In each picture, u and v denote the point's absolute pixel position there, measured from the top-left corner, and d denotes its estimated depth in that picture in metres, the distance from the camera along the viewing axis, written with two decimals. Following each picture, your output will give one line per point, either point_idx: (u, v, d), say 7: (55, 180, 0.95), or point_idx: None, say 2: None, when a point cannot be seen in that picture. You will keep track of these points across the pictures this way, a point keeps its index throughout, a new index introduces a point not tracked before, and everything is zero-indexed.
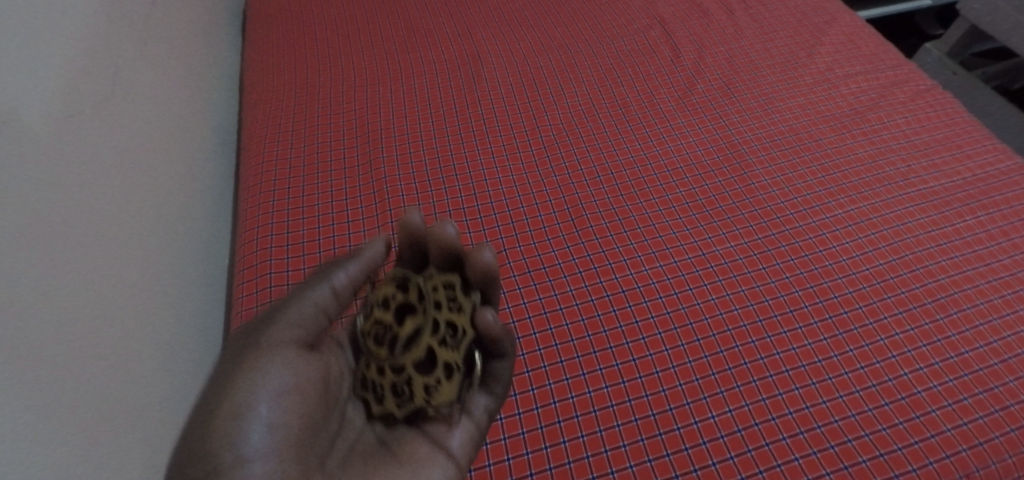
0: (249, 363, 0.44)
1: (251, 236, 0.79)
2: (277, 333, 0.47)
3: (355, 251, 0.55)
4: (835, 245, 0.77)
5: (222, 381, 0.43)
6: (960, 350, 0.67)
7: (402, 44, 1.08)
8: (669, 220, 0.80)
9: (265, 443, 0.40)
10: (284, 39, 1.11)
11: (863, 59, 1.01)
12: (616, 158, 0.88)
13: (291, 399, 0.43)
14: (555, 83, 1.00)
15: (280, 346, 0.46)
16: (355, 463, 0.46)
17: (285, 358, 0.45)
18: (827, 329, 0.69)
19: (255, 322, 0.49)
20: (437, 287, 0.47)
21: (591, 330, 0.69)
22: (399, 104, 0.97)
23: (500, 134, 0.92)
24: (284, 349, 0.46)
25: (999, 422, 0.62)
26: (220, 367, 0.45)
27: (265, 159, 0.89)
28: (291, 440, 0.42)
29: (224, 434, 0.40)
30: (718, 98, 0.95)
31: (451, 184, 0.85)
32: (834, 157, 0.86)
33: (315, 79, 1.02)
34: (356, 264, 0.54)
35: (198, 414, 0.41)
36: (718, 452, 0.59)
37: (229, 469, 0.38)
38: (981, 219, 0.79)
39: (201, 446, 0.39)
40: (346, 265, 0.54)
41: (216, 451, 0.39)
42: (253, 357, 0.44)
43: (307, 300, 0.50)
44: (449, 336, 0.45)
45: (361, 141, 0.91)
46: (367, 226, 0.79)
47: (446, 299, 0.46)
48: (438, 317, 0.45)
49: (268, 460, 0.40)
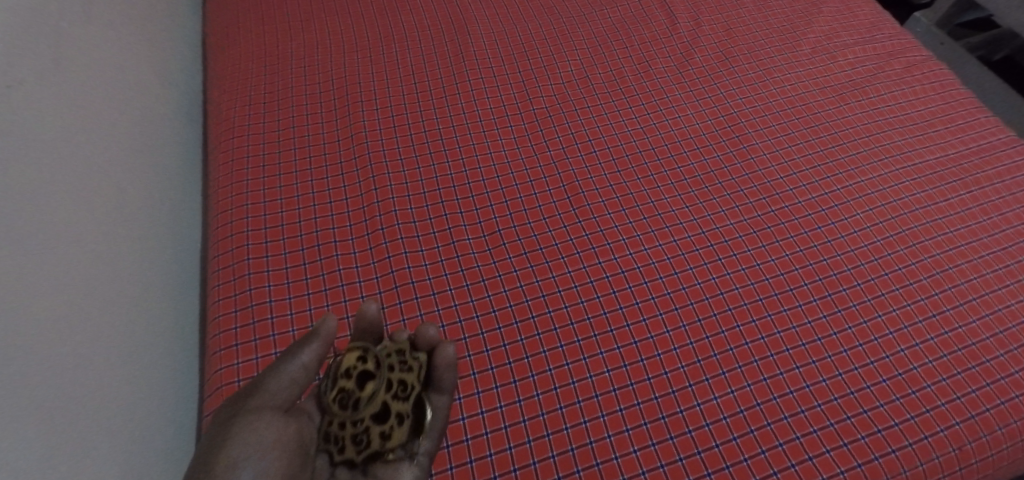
0: (231, 447, 0.35)
1: (224, 218, 0.73)
2: (253, 411, 0.38)
3: (316, 327, 0.43)
4: (834, 221, 0.76)
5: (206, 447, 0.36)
6: (954, 325, 0.67)
7: (381, 8, 1.01)
8: (669, 198, 0.78)
9: None
10: (251, 1, 1.02)
11: (861, 28, 0.99)
12: (613, 131, 0.85)
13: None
14: (546, 51, 0.95)
15: (259, 429, 0.37)
16: None
17: (264, 423, 0.38)
18: (826, 306, 0.68)
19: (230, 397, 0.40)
20: (391, 353, 0.48)
21: (591, 312, 0.67)
22: (380, 74, 0.90)
23: (490, 106, 0.87)
24: (263, 433, 0.37)
25: (990, 395, 0.62)
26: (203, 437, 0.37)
27: (236, 132, 0.82)
28: None
29: None
30: (715, 68, 0.92)
31: (440, 159, 0.80)
32: (832, 130, 0.85)
33: (287, 45, 0.94)
34: (320, 344, 0.43)
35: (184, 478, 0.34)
36: (721, 433, 0.59)
37: None
38: (974, 193, 0.79)
39: None
40: (312, 344, 0.42)
41: None
42: (237, 437, 0.36)
43: (280, 374, 0.41)
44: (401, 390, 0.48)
45: (341, 114, 0.85)
46: (352, 206, 0.75)
47: (401, 360, 0.48)
48: (394, 375, 0.47)
49: None
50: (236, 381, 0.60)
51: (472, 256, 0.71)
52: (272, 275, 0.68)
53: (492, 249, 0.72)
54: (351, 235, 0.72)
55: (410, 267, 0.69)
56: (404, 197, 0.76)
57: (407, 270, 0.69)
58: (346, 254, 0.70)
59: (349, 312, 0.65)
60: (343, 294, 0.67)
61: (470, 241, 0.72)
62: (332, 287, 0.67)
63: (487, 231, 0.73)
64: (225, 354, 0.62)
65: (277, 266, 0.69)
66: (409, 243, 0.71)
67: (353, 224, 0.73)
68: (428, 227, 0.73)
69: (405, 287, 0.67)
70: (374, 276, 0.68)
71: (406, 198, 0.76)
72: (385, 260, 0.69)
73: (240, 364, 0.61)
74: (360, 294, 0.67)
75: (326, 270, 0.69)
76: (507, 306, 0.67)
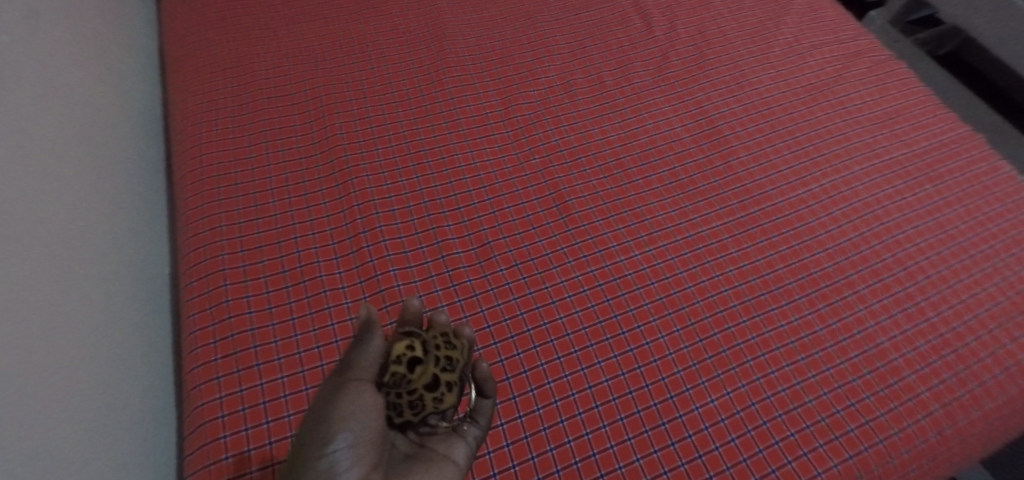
0: (334, 412, 0.37)
1: (197, 241, 0.69)
2: (350, 381, 0.39)
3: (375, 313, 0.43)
4: (813, 220, 0.77)
5: (315, 411, 0.37)
6: (928, 314, 0.70)
7: (352, 15, 0.98)
8: (655, 202, 0.78)
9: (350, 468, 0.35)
10: (210, 9, 0.97)
11: (827, 30, 1.02)
12: (596, 137, 0.84)
13: (372, 463, 0.37)
14: (525, 56, 0.94)
15: (359, 399, 0.38)
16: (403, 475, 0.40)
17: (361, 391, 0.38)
18: (811, 303, 0.70)
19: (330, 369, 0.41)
20: (435, 334, 0.47)
21: (585, 321, 0.66)
22: (355, 83, 0.88)
23: (472, 114, 0.85)
24: (360, 405, 0.37)
25: (964, 380, 0.65)
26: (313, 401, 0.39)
27: (203, 148, 0.78)
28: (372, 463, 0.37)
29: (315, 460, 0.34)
30: (692, 71, 0.93)
31: (423, 171, 0.78)
32: (806, 131, 0.87)
33: (254, 55, 0.90)
34: (380, 329, 0.42)
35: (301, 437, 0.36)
36: (720, 435, 0.59)
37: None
38: (939, 187, 0.82)
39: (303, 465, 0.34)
40: (379, 330, 0.42)
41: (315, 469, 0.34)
42: (340, 403, 0.37)
43: (366, 352, 0.41)
44: (449, 365, 0.46)
45: (316, 126, 0.82)
46: (333, 223, 0.72)
47: (445, 340, 0.47)
48: (441, 351, 0.46)
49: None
50: (219, 417, 0.56)
51: (462, 270, 0.69)
52: (253, 301, 0.64)
53: (483, 262, 0.70)
54: (335, 253, 0.69)
55: (399, 285, 0.67)
56: (389, 212, 0.73)
57: (396, 287, 0.66)
58: (330, 274, 0.67)
59: (337, 335, 0.62)
60: (329, 317, 0.64)
61: (460, 255, 0.70)
62: (317, 309, 0.64)
63: (476, 243, 0.72)
64: (205, 388, 0.58)
65: (257, 290, 0.65)
66: (397, 260, 0.69)
67: (336, 242, 0.70)
68: (415, 242, 0.71)
69: (395, 306, 0.65)
70: (361, 296, 0.66)
71: (390, 212, 0.73)
72: (372, 278, 0.67)
73: (223, 398, 0.57)
74: (348, 315, 0.64)
75: (310, 292, 0.65)
76: (501, 320, 0.65)
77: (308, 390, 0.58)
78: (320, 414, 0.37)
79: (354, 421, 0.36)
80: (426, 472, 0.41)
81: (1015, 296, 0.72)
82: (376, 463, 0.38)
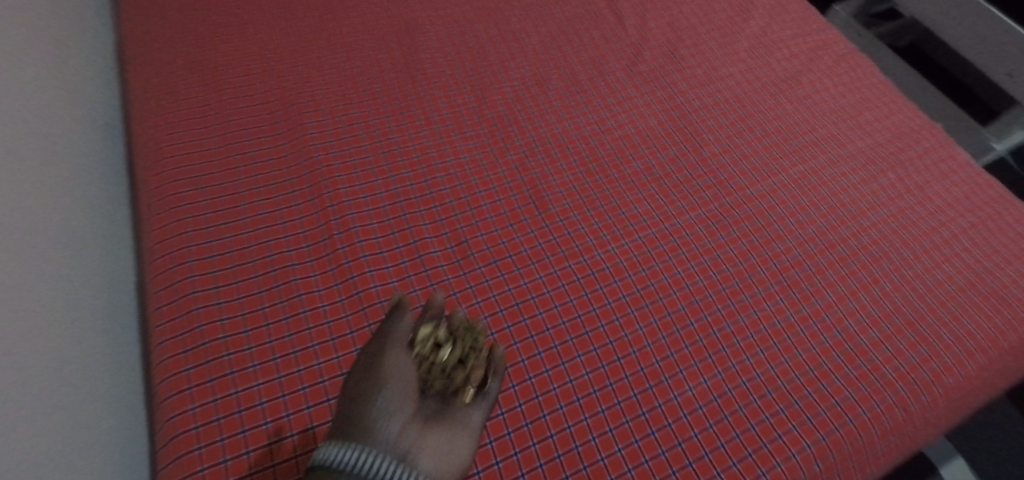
0: (373, 374, 0.46)
1: (163, 248, 0.67)
2: (385, 350, 0.48)
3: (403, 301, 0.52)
4: (783, 210, 0.79)
5: (360, 376, 0.47)
6: (892, 298, 0.72)
7: (320, 13, 0.96)
8: (630, 196, 0.78)
9: (387, 412, 0.43)
10: (170, 7, 0.94)
11: (792, 23, 1.04)
12: (571, 132, 0.84)
13: (410, 407, 0.45)
14: (499, 52, 0.93)
15: (392, 362, 0.47)
16: (440, 420, 0.45)
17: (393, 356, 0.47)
18: (783, 291, 0.72)
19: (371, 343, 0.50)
20: (459, 326, 0.52)
21: (565, 315, 0.67)
22: (326, 82, 0.86)
23: (446, 111, 0.84)
24: (394, 367, 0.47)
25: (927, 359, 0.67)
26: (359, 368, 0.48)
27: (168, 151, 0.76)
28: (408, 411, 0.44)
29: (359, 408, 0.44)
30: (664, 66, 0.94)
31: (398, 170, 0.77)
32: (775, 123, 0.89)
33: (219, 54, 0.88)
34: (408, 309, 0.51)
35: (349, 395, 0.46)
36: (698, 422, 0.60)
37: (366, 424, 0.42)
38: (901, 174, 0.85)
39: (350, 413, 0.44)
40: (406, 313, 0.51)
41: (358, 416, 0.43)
42: (377, 367, 0.46)
43: (398, 327, 0.50)
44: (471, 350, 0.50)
45: (287, 126, 0.80)
46: (307, 225, 0.71)
47: (467, 332, 0.52)
48: (462, 340, 0.51)
49: (391, 422, 0.43)
50: (193, 428, 0.54)
51: (440, 269, 0.68)
52: (225, 307, 0.62)
53: (461, 260, 0.70)
54: (309, 256, 0.68)
55: (377, 286, 0.66)
56: (364, 212, 0.72)
57: (373, 289, 0.66)
58: (304, 277, 0.66)
59: (314, 339, 0.61)
60: (305, 321, 0.62)
61: (438, 253, 0.70)
62: (292, 314, 0.63)
63: (454, 241, 0.71)
64: (177, 399, 0.56)
65: (229, 296, 0.63)
66: (373, 260, 0.68)
67: (310, 245, 0.69)
68: (391, 241, 0.70)
69: (372, 307, 0.64)
70: (337, 298, 0.65)
71: (366, 212, 0.72)
72: (348, 280, 0.66)
73: (196, 408, 0.55)
74: (325, 319, 0.63)
75: (285, 296, 0.64)
76: (481, 317, 0.65)
77: (285, 396, 0.57)
78: (363, 376, 0.47)
79: (390, 377, 0.46)
80: (453, 422, 0.45)
81: (972, 277, 0.75)
82: (416, 410, 0.45)
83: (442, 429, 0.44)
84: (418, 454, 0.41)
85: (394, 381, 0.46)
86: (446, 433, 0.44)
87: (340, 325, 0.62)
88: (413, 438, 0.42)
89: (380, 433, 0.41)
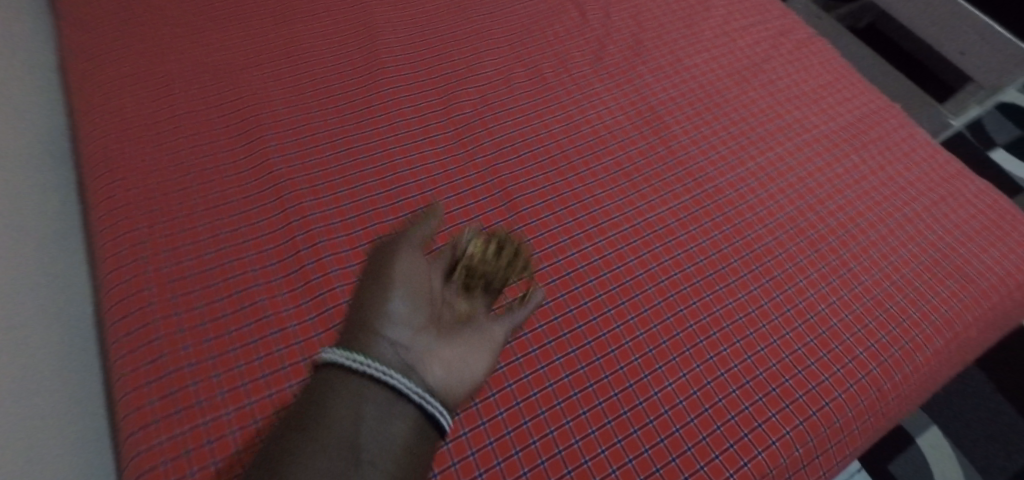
0: (389, 277, 0.51)
1: (119, 277, 0.64)
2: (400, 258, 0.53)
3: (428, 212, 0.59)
4: (752, 198, 0.80)
5: (373, 280, 0.51)
6: (862, 279, 0.73)
7: (275, 18, 0.93)
8: (601, 193, 0.78)
9: (402, 318, 0.48)
10: (113, 19, 0.89)
11: (753, 10, 1.05)
12: (539, 130, 0.84)
13: (423, 314, 0.50)
14: (462, 52, 0.92)
15: (409, 269, 0.52)
16: (450, 332, 0.51)
17: (409, 263, 0.53)
18: (756, 279, 0.72)
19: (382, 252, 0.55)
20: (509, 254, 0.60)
21: (542, 318, 0.66)
22: (284, 90, 0.83)
23: (411, 115, 0.83)
24: (411, 272, 0.52)
25: (897, 338, 0.69)
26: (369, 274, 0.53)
27: (119, 173, 0.72)
28: (421, 318, 0.50)
29: (375, 308, 0.48)
30: (630, 59, 0.94)
31: (364, 178, 0.75)
32: (741, 111, 0.90)
33: (167, 65, 0.84)
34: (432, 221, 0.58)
35: (362, 297, 0.50)
36: (680, 417, 0.60)
37: (382, 325, 0.47)
38: (864, 156, 0.87)
39: (364, 313, 0.48)
40: (429, 224, 0.58)
41: (374, 317, 0.48)
42: (394, 271, 0.51)
43: (415, 239, 0.56)
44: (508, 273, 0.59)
45: (245, 139, 0.77)
46: (272, 242, 0.68)
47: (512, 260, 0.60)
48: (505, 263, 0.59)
49: (406, 326, 0.48)
50: (161, 464, 0.52)
51: None
52: (189, 335, 0.60)
53: None
54: (276, 274, 0.66)
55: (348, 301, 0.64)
56: (331, 224, 0.70)
57: (344, 304, 0.64)
58: (272, 297, 0.64)
59: (285, 361, 0.59)
60: (275, 344, 0.61)
61: None
62: (260, 336, 0.61)
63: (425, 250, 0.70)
64: (142, 435, 0.54)
65: (192, 323, 0.61)
66: (343, 275, 0.66)
67: (276, 263, 0.67)
68: (361, 254, 0.68)
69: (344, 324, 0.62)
70: (308, 317, 0.63)
71: (333, 225, 0.70)
72: (318, 297, 0.64)
73: (163, 443, 0.53)
74: (295, 340, 0.61)
75: (252, 318, 0.62)
76: None
77: (258, 423, 0.55)
78: (378, 279, 0.51)
79: (407, 283, 0.51)
80: (463, 336, 0.52)
81: (936, 254, 0.77)
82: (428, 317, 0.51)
83: (453, 339, 0.51)
84: (431, 360, 0.47)
85: (409, 293, 0.50)
86: (458, 347, 0.50)
87: (311, 345, 0.61)
88: (425, 344, 0.48)
89: (397, 336, 0.47)
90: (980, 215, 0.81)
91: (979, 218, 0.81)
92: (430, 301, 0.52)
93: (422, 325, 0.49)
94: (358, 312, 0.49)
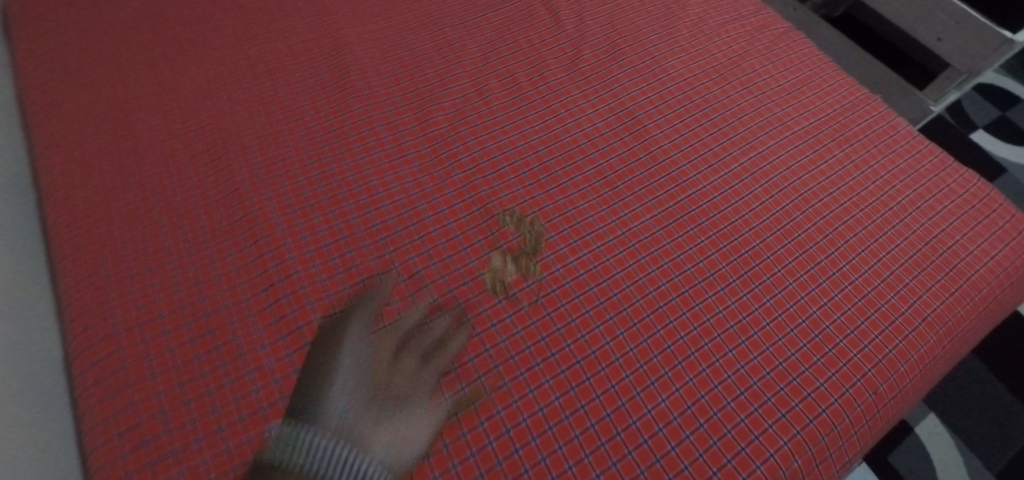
0: (330, 363, 0.57)
1: (85, 323, 0.62)
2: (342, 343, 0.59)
3: (368, 294, 0.65)
4: (738, 200, 0.79)
5: (314, 367, 0.57)
6: (852, 278, 0.72)
7: (239, 38, 0.90)
8: (584, 203, 0.76)
9: (341, 406, 0.53)
10: (70, 48, 0.86)
11: (729, 7, 1.04)
12: (518, 142, 0.82)
13: (363, 400, 0.55)
14: (435, 64, 0.90)
15: (351, 352, 0.58)
16: (391, 413, 0.55)
17: (349, 348, 0.58)
18: (745, 284, 0.71)
19: (323, 336, 0.60)
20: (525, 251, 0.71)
21: (529, 340, 0.64)
22: (252, 115, 0.81)
23: (385, 134, 0.80)
24: (350, 357, 0.57)
25: (890, 337, 0.68)
26: (309, 362, 0.58)
27: (81, 212, 0.70)
28: (359, 403, 0.54)
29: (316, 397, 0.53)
30: (606, 63, 0.92)
31: (338, 202, 0.73)
32: (721, 110, 0.88)
33: (128, 95, 0.81)
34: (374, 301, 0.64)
35: (304, 384, 0.55)
36: (675, 434, 0.59)
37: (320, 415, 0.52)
38: (847, 151, 0.86)
39: (305, 404, 0.53)
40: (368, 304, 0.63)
41: (315, 406, 0.53)
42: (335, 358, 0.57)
43: (355, 322, 0.61)
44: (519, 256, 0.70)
45: (212, 168, 0.75)
46: (244, 275, 0.66)
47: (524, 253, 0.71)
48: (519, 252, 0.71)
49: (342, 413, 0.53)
50: None
51: (393, 306, 0.65)
52: (160, 380, 0.58)
53: (414, 293, 0.66)
54: (249, 309, 0.63)
55: None
56: (305, 253, 0.68)
57: None
58: (246, 333, 0.62)
59: (263, 401, 0.57)
60: (251, 383, 0.58)
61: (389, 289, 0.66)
62: (235, 376, 0.59)
63: (405, 274, 0.68)
64: None
65: (164, 366, 0.59)
66: (320, 306, 0.64)
67: (249, 297, 0.64)
68: (337, 282, 0.66)
69: None
70: (285, 353, 0.60)
71: (307, 254, 0.68)
72: (295, 331, 0.62)
73: None
74: (272, 377, 0.59)
75: (227, 358, 0.60)
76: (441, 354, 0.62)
77: (237, 469, 0.53)
78: (317, 364, 0.57)
79: (347, 368, 0.56)
80: (406, 416, 0.56)
81: (924, 248, 0.76)
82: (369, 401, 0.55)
83: (393, 422, 0.55)
84: (371, 443, 0.52)
85: (347, 383, 0.55)
86: (398, 428, 0.55)
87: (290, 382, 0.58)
88: (362, 429, 0.53)
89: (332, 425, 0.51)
90: (966, 205, 0.81)
91: (965, 209, 0.80)
92: (369, 384, 0.57)
93: (360, 409, 0.54)
94: (301, 403, 0.53)
